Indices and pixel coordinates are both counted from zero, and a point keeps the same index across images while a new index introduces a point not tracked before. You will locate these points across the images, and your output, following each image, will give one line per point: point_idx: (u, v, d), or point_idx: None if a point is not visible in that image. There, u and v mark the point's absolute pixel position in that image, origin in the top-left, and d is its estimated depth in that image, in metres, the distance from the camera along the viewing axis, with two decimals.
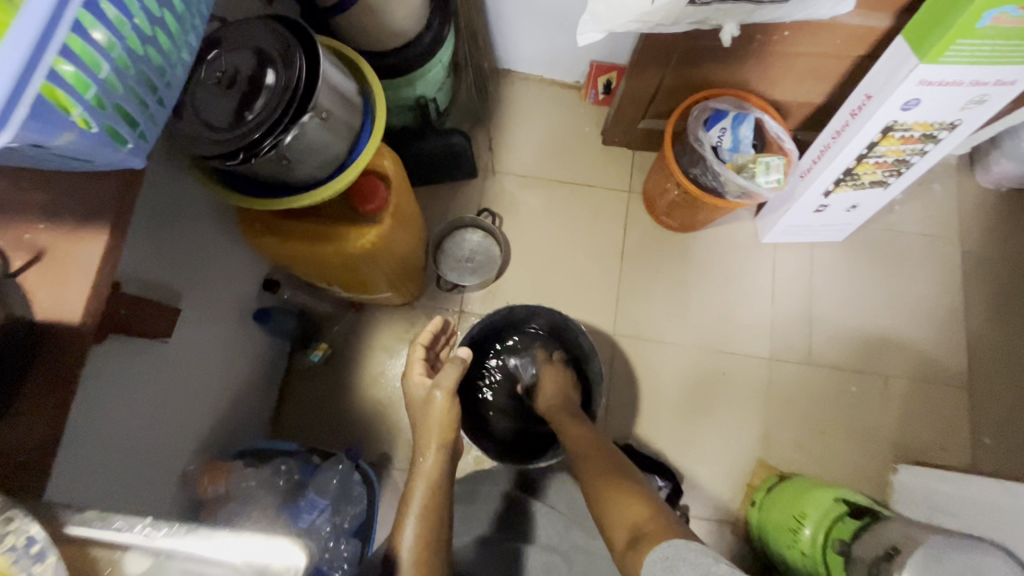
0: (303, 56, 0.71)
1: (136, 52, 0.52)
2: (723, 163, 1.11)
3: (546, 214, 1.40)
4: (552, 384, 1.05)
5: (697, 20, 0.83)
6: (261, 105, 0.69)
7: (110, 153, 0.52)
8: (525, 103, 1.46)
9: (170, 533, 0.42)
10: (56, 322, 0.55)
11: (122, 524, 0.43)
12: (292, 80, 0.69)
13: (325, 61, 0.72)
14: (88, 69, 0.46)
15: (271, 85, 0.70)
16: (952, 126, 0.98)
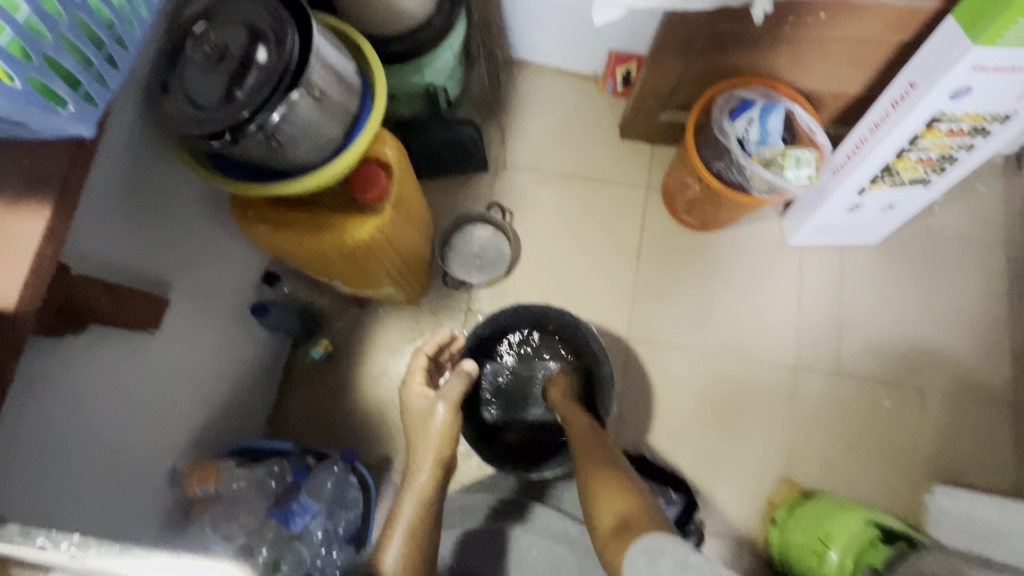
0: (295, 30, 0.66)
1: (74, 4, 0.49)
2: (749, 156, 1.03)
3: (559, 210, 1.34)
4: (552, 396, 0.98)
5: None
6: (251, 82, 0.65)
7: (44, 115, 0.49)
8: (540, 94, 1.40)
9: (100, 553, 0.38)
10: (2, 310, 0.50)
11: (45, 541, 0.39)
12: (283, 56, 0.64)
13: (320, 36, 0.68)
14: (3, 11, 0.44)
15: (262, 62, 0.65)
16: (1005, 118, 0.89)
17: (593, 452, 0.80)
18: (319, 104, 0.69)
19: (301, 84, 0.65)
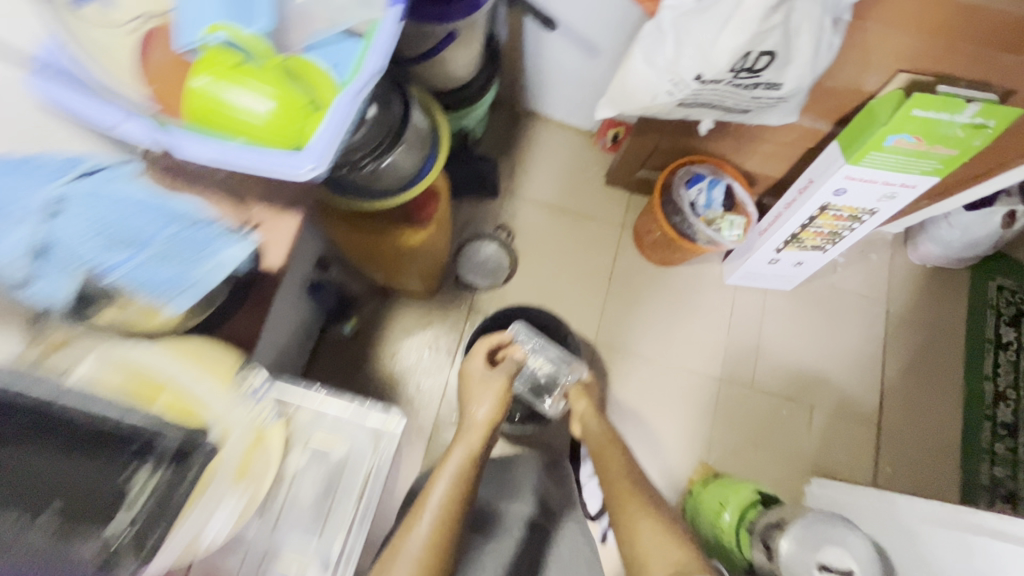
0: (399, 99, 0.96)
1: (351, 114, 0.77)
2: (697, 216, 1.42)
3: (552, 236, 1.68)
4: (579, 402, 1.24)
5: (681, 115, 1.03)
6: (363, 133, 0.89)
7: None
8: (546, 141, 1.74)
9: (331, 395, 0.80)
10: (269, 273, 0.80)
11: (306, 388, 0.80)
12: (390, 117, 0.94)
13: (413, 104, 0.98)
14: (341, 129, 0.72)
15: (372, 117, 0.90)
16: (872, 212, 1.27)
17: (634, 494, 1.04)
18: (404, 153, 1.00)
19: (398, 140, 0.95)
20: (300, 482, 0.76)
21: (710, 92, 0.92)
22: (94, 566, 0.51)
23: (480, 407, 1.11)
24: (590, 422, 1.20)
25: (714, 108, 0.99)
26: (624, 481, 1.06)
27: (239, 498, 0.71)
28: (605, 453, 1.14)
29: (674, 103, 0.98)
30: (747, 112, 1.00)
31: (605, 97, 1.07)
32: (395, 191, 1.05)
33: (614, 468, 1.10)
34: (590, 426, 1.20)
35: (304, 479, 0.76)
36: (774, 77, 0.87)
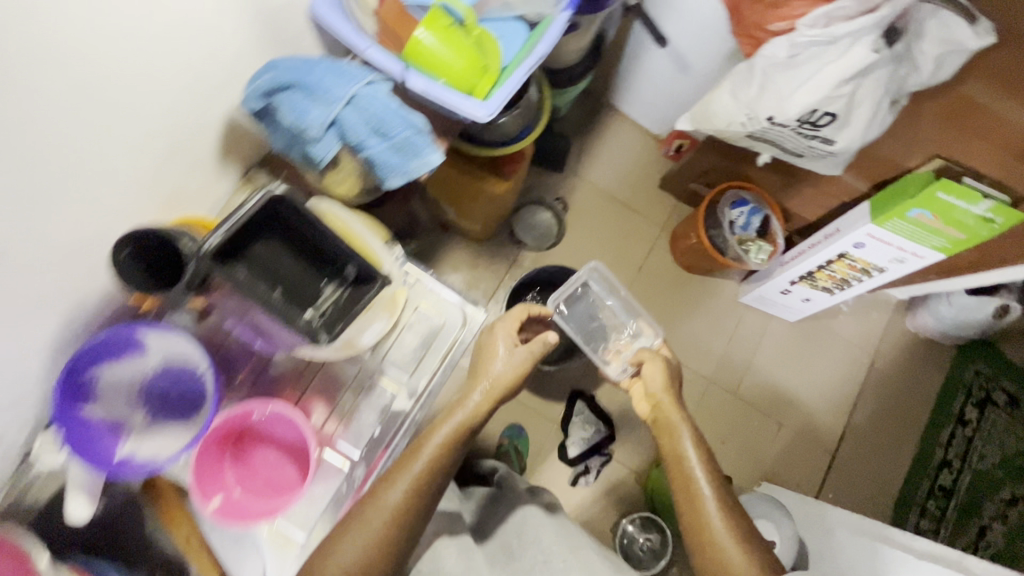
0: None
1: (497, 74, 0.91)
2: (732, 234, 1.61)
3: (600, 219, 1.88)
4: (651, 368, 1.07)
5: (746, 144, 1.22)
6: None
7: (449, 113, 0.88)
8: (618, 134, 1.92)
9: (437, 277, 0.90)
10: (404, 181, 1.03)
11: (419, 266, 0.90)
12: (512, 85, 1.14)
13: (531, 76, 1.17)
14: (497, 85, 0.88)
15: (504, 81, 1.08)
16: (881, 269, 1.46)
17: (706, 470, 0.91)
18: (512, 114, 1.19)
19: (512, 103, 1.14)
20: (392, 369, 0.85)
21: (775, 132, 1.10)
22: (304, 334, 0.68)
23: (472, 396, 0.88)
24: (654, 378, 1.05)
25: (775, 146, 1.18)
26: (703, 470, 0.91)
27: (373, 351, 0.85)
28: (677, 433, 0.97)
29: (744, 134, 1.17)
30: (800, 156, 1.18)
31: (687, 112, 1.26)
32: (496, 143, 1.25)
33: (667, 440, 0.98)
34: (660, 404, 1.03)
35: (394, 362, 0.85)
36: (830, 135, 1.05)
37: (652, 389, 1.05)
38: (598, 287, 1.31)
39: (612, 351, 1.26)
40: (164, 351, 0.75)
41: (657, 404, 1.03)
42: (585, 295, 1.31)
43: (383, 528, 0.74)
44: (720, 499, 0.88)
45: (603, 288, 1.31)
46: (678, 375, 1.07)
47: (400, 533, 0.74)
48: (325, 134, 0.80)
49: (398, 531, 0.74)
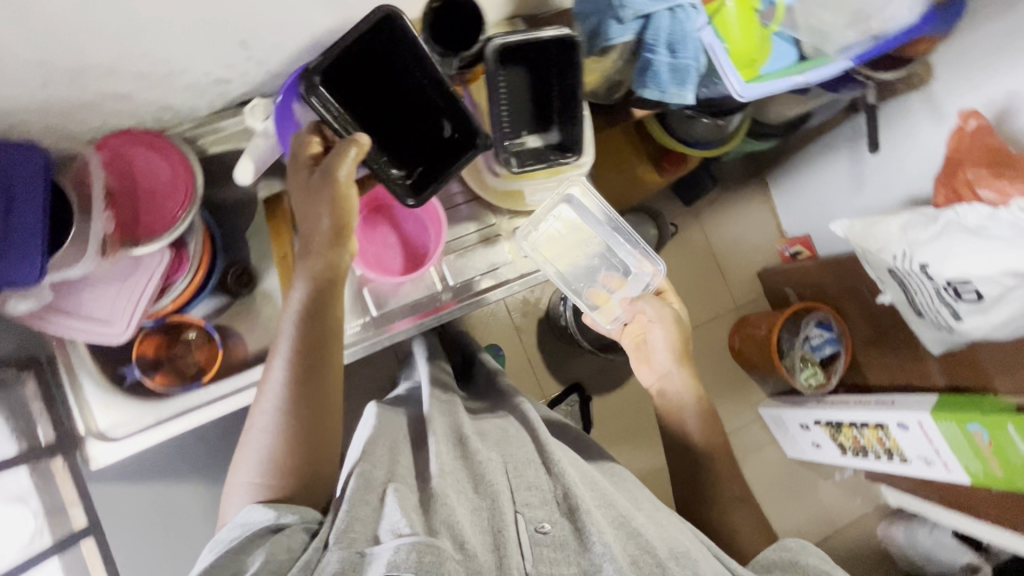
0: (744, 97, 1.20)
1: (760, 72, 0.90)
2: (801, 346, 1.66)
3: (690, 265, 1.94)
4: (660, 331, 0.89)
5: (879, 276, 1.26)
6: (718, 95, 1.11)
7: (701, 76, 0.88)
8: (752, 209, 1.98)
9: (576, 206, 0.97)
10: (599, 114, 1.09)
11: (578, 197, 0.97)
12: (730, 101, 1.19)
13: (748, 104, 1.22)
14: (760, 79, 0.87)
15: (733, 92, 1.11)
16: (904, 459, 1.48)
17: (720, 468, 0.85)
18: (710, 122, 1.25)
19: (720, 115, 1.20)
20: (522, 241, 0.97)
21: (918, 281, 1.14)
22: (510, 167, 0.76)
23: (315, 219, 0.72)
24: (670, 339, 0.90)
25: (903, 294, 1.22)
26: (713, 455, 0.87)
27: (512, 217, 0.98)
28: (686, 425, 0.88)
29: (885, 267, 1.22)
30: (920, 316, 1.22)
31: (844, 220, 1.31)
32: (677, 140, 1.31)
33: (679, 431, 0.89)
34: (669, 384, 0.89)
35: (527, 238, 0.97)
36: (964, 312, 1.09)
37: (656, 360, 0.91)
38: (585, 217, 0.99)
39: (602, 292, 0.99)
40: None
41: (665, 385, 0.90)
42: (567, 232, 0.99)
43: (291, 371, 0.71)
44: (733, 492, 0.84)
45: (589, 221, 0.99)
46: (690, 335, 0.91)
47: (313, 367, 0.72)
48: None
49: (315, 360, 0.73)
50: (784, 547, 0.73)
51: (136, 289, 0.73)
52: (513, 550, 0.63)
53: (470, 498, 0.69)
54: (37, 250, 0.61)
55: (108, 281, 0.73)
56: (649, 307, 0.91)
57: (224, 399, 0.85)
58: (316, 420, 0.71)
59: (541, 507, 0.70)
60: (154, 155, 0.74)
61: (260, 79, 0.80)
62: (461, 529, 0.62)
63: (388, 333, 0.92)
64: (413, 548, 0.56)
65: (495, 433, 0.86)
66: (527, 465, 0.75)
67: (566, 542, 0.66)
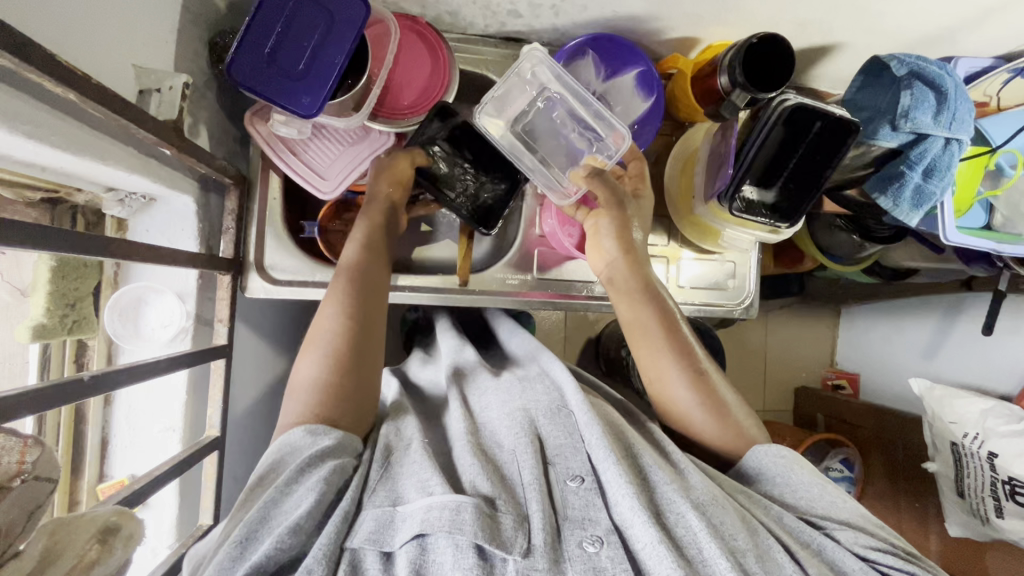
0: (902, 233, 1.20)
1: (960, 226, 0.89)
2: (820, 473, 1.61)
3: (742, 352, 1.95)
4: (607, 224, 0.75)
5: (936, 445, 1.30)
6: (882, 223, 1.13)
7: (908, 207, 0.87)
8: (814, 329, 2.00)
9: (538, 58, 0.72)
10: None
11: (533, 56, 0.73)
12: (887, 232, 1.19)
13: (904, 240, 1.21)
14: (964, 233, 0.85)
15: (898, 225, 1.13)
16: None
17: (693, 380, 0.69)
18: (852, 239, 1.23)
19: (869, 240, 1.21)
20: (685, 268, 0.93)
21: (976, 466, 1.18)
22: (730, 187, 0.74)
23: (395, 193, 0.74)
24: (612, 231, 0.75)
25: (953, 471, 1.25)
26: (722, 429, 0.68)
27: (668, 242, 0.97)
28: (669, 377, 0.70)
29: (950, 441, 1.25)
30: (959, 497, 1.25)
31: (924, 380, 1.33)
32: (814, 243, 1.31)
33: (647, 356, 0.72)
34: (616, 273, 0.75)
35: (694, 269, 0.93)
36: (1008, 512, 1.13)
37: (604, 245, 0.76)
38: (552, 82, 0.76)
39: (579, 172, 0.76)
40: (617, 95, 0.84)
41: (611, 275, 0.75)
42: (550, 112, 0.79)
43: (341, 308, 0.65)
44: (708, 404, 0.68)
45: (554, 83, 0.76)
46: (634, 222, 0.75)
47: (371, 306, 0.66)
48: (903, 133, 0.71)
49: (368, 302, 0.66)
50: (766, 447, 0.66)
51: (356, 158, 0.75)
52: (537, 502, 0.54)
53: (491, 457, 0.61)
54: (330, 80, 0.63)
55: (337, 140, 0.75)
56: (600, 185, 0.74)
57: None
58: (360, 375, 0.63)
59: (579, 462, 0.60)
60: (421, 48, 0.74)
61: (539, 29, 0.80)
62: (490, 487, 0.55)
63: (523, 300, 0.87)
64: (447, 507, 0.51)
65: (513, 386, 0.71)
66: (562, 410, 0.66)
67: (591, 502, 0.56)
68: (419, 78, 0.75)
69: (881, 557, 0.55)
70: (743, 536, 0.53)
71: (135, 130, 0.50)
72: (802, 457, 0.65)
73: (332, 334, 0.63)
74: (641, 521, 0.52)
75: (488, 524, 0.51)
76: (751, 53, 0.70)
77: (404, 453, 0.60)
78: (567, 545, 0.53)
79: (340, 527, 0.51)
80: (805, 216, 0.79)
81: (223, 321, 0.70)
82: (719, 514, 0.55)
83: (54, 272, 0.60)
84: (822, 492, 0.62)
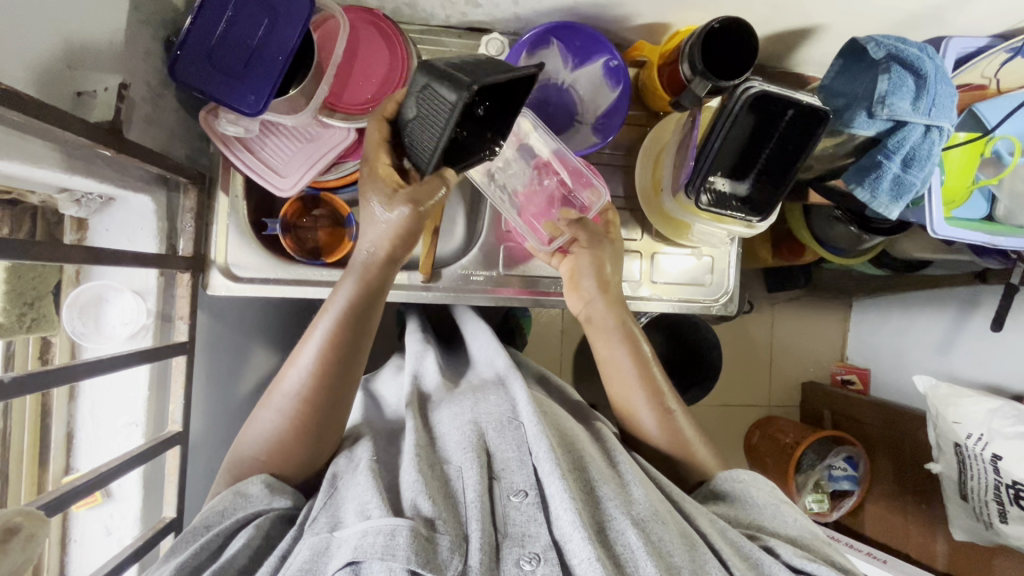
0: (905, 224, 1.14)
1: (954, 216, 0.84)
2: (823, 471, 1.56)
3: (746, 345, 1.90)
4: (586, 262, 0.76)
5: (939, 445, 1.24)
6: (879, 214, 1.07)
7: None
8: (824, 323, 1.93)
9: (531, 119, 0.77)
10: None
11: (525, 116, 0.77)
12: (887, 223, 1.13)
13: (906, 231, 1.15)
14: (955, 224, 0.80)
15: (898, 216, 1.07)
16: None
17: (660, 416, 0.69)
18: (851, 231, 1.17)
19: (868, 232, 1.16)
20: (661, 263, 0.90)
21: (980, 468, 1.13)
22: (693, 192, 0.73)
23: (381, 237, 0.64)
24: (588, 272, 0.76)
25: (957, 473, 1.19)
26: (671, 429, 0.69)
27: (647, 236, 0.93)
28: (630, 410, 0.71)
29: (953, 442, 1.19)
30: (963, 500, 1.20)
31: (930, 377, 1.27)
32: (812, 234, 1.26)
33: (616, 384, 0.72)
34: (594, 312, 0.75)
35: (671, 264, 0.90)
36: (1013, 517, 1.08)
37: (584, 286, 0.76)
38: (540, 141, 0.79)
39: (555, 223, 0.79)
40: (585, 84, 0.82)
41: (590, 315, 0.75)
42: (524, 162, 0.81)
43: (321, 351, 0.63)
44: (659, 411, 0.69)
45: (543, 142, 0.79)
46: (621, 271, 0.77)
47: (341, 371, 0.64)
48: (880, 120, 0.67)
49: (338, 368, 0.64)
50: (721, 474, 0.65)
51: (314, 156, 0.74)
52: (476, 521, 0.54)
53: (440, 469, 0.60)
54: (277, 76, 0.63)
55: (294, 137, 0.74)
56: (584, 231, 0.77)
57: (325, 289, 0.80)
58: (320, 437, 0.64)
59: (522, 474, 0.59)
60: (379, 41, 0.74)
61: (501, 18, 0.78)
62: (432, 507, 0.54)
63: (492, 296, 0.86)
64: (381, 532, 0.51)
65: (468, 398, 0.71)
66: (511, 423, 0.64)
67: (534, 517, 0.56)
68: (376, 70, 0.74)
69: (817, 569, 0.53)
70: (681, 551, 0.53)
71: (66, 133, 0.51)
72: (760, 480, 0.63)
73: (294, 395, 0.63)
74: (579, 537, 0.51)
75: (424, 547, 0.51)
76: (714, 39, 0.67)
77: (348, 478, 0.60)
78: (504, 564, 0.53)
79: (275, 565, 0.54)
80: (777, 208, 0.77)
81: (184, 318, 0.72)
82: (658, 529, 0.54)
83: (10, 272, 0.61)
84: (771, 510, 0.60)
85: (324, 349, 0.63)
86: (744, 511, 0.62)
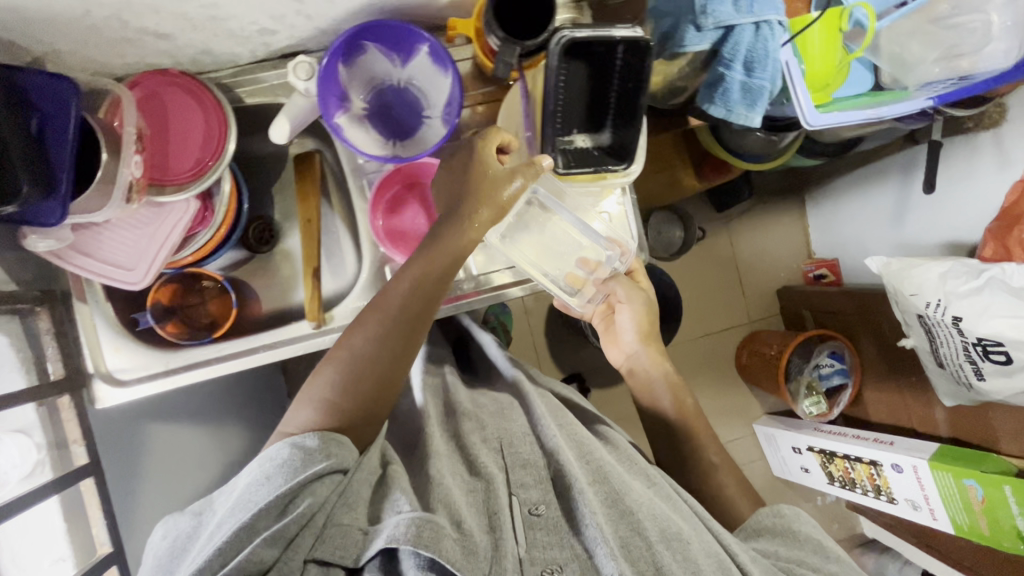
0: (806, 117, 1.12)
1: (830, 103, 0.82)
2: (811, 372, 1.56)
3: (713, 268, 1.82)
4: (629, 317, 0.89)
5: (908, 321, 1.19)
6: None
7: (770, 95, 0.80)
8: (781, 224, 1.85)
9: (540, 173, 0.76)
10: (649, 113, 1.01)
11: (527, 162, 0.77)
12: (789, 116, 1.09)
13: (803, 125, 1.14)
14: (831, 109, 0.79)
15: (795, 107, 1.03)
16: (891, 499, 1.30)
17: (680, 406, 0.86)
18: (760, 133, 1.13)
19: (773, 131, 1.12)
20: None
21: (947, 334, 1.06)
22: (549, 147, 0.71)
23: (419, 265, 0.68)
24: (629, 320, 0.89)
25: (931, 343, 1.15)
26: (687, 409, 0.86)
27: None
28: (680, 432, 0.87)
29: (917, 312, 1.12)
30: (942, 367, 1.16)
31: (882, 255, 1.18)
32: (725, 147, 1.22)
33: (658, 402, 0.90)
34: (637, 363, 0.91)
35: None
36: (990, 372, 1.01)
37: (625, 341, 0.92)
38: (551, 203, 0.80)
39: (578, 274, 0.85)
40: (421, 77, 0.78)
41: (633, 364, 0.92)
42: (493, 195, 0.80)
43: (383, 322, 0.66)
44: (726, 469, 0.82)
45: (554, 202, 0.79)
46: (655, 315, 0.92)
47: (399, 346, 0.67)
48: (709, 31, 0.63)
49: (410, 317, 0.67)
50: (758, 516, 0.74)
51: (157, 238, 0.70)
52: (509, 533, 0.58)
53: (460, 487, 0.63)
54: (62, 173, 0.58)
55: (129, 226, 0.70)
56: (620, 289, 0.89)
57: (216, 365, 0.77)
58: (381, 384, 0.67)
59: (537, 489, 0.64)
60: (188, 100, 0.70)
61: (307, 34, 0.73)
62: (457, 512, 0.58)
63: None
64: (413, 524, 0.53)
65: (489, 405, 0.80)
66: (519, 442, 0.70)
67: (559, 526, 0.60)
68: (192, 131, 0.70)
69: None
70: (707, 565, 0.59)
71: None
72: (801, 519, 0.72)
73: (357, 361, 0.65)
74: (603, 553, 0.56)
75: (451, 543, 0.53)
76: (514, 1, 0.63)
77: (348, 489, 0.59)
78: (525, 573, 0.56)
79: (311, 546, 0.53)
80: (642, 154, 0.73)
81: (80, 440, 0.71)
82: (685, 549, 0.59)
83: None
84: (812, 547, 0.68)
85: (386, 319, 0.66)
86: (784, 545, 0.69)
